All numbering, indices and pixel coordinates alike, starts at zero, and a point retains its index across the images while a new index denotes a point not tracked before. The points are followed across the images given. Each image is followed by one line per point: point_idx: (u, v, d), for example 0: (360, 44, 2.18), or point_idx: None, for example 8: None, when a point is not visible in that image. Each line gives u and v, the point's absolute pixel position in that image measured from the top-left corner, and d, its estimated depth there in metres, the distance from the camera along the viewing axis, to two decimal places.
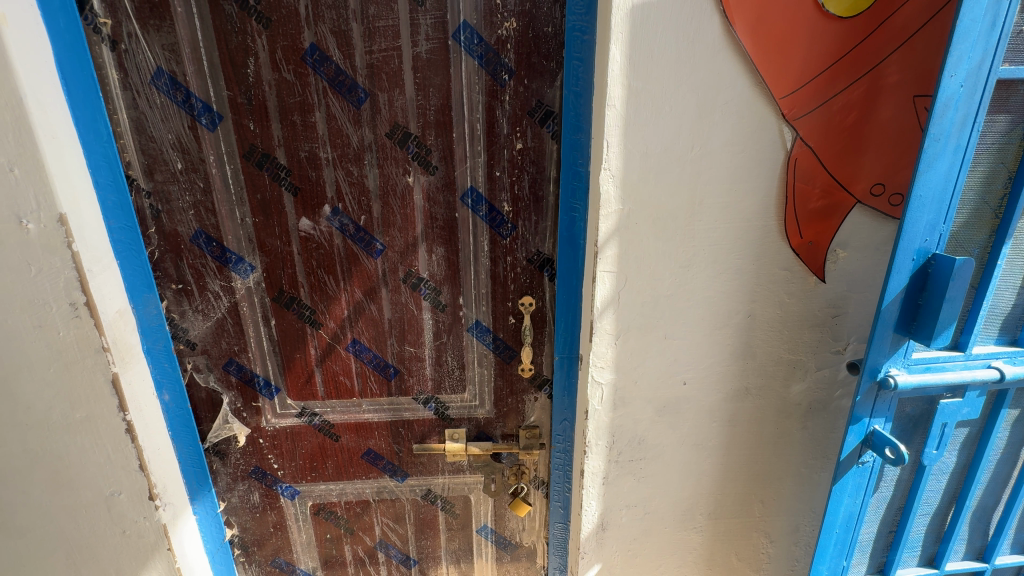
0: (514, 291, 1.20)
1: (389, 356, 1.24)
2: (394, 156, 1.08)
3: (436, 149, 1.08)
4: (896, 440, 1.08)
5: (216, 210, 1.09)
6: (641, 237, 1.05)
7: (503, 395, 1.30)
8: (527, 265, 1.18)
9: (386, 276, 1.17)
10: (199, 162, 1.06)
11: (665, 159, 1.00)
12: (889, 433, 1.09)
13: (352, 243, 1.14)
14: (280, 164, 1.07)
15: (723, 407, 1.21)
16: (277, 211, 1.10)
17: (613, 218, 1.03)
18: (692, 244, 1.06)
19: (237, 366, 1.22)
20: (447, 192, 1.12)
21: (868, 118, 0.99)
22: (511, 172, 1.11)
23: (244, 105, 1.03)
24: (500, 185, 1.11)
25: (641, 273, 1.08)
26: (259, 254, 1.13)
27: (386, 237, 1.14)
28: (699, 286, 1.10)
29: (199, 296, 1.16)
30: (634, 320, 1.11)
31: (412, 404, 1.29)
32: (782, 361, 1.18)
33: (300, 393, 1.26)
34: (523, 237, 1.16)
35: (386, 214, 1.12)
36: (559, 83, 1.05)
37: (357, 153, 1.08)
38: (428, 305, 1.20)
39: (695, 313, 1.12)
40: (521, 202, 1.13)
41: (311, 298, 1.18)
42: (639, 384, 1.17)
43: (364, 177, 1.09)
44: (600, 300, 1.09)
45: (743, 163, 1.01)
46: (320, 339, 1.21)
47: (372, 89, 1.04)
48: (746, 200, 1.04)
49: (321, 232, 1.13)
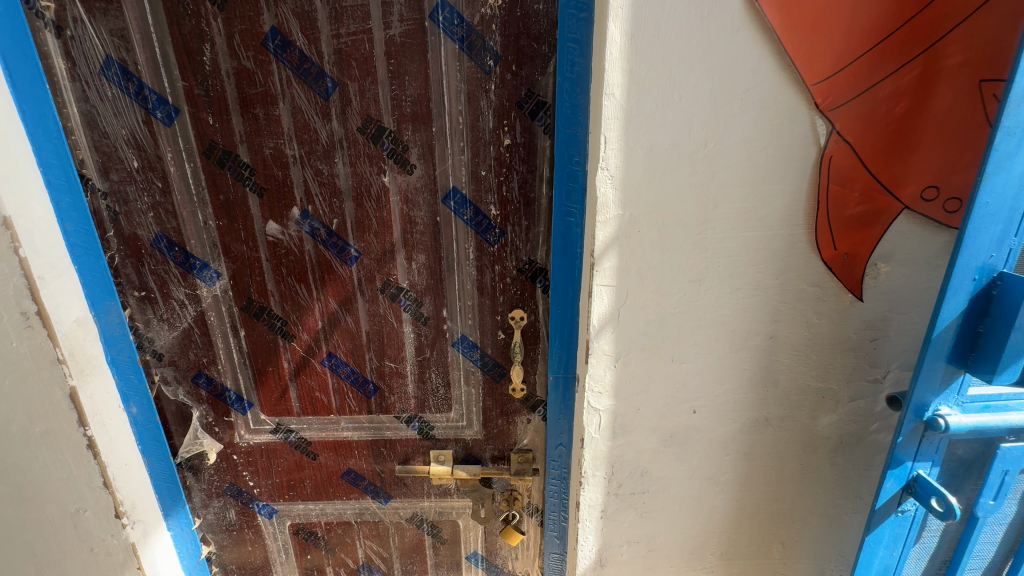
0: (504, 304, 1.08)
1: (368, 372, 1.14)
2: (367, 152, 0.97)
3: (414, 144, 0.97)
4: (944, 488, 0.92)
5: (177, 212, 1.01)
6: (644, 247, 0.91)
7: (493, 415, 1.18)
8: (518, 275, 1.05)
9: (361, 285, 1.06)
10: (156, 160, 0.97)
11: (673, 157, 0.86)
12: (936, 479, 0.93)
13: (324, 249, 1.03)
14: (244, 162, 0.97)
15: (738, 438, 1.06)
16: (242, 213, 1.01)
17: (611, 224, 0.89)
18: (705, 256, 0.92)
19: (207, 379, 1.14)
20: (427, 193, 1.00)
21: (921, 108, 0.82)
22: (498, 170, 0.98)
23: (201, 97, 0.93)
24: (486, 186, 0.99)
25: (644, 287, 0.94)
26: (225, 260, 1.04)
27: (361, 243, 1.03)
28: (712, 303, 0.95)
29: (163, 304, 1.08)
30: (636, 340, 0.98)
31: (394, 423, 1.19)
32: (808, 390, 1.03)
33: (275, 408, 1.17)
34: (513, 244, 1.03)
35: (360, 218, 1.01)
36: (552, 69, 0.92)
37: (326, 150, 0.97)
38: (409, 318, 1.09)
39: (707, 334, 0.98)
40: (510, 204, 1.00)
41: (282, 308, 1.08)
42: (642, 411, 1.04)
43: (335, 177, 0.98)
44: (597, 317, 0.96)
45: (765, 163, 0.86)
46: (293, 352, 1.12)
47: (341, 78, 0.92)
48: (769, 206, 0.89)
49: (290, 237, 1.02)
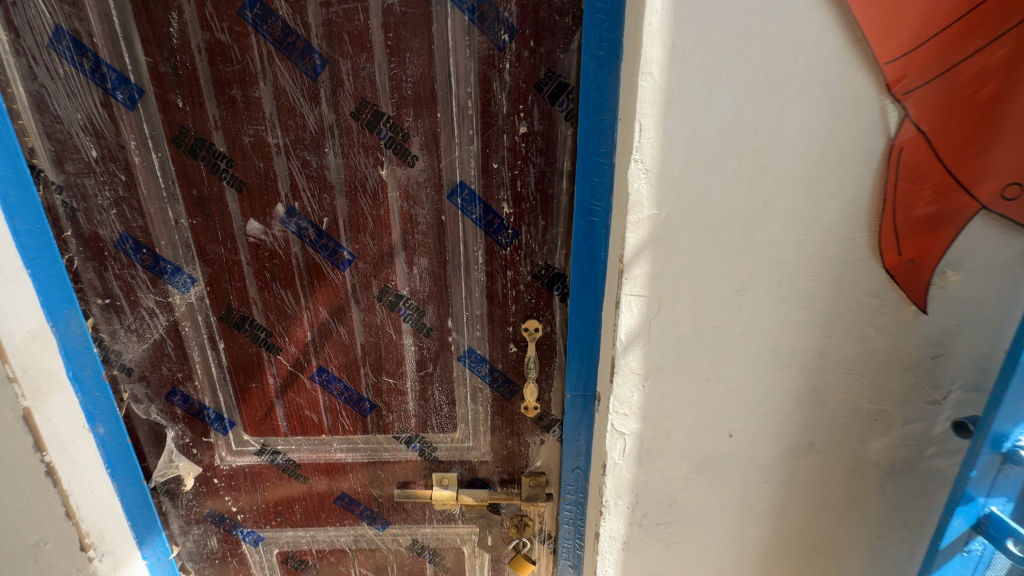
0: (516, 314, 0.96)
1: (363, 389, 1.02)
2: (362, 142, 0.84)
3: (415, 133, 0.84)
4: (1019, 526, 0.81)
5: (144, 209, 0.88)
6: (682, 252, 0.79)
7: (502, 436, 1.07)
8: (533, 282, 0.93)
9: (356, 293, 0.94)
10: (118, 149, 0.84)
11: (719, 147, 0.73)
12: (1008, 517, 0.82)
13: (314, 251, 0.91)
14: (219, 152, 0.84)
15: (777, 465, 0.95)
16: (219, 211, 0.88)
17: (645, 225, 0.77)
18: (750, 262, 0.80)
19: (182, 397, 1.02)
20: (430, 189, 0.87)
21: (1011, 91, 0.70)
22: (513, 163, 0.85)
23: (168, 76, 0.80)
24: (498, 181, 0.86)
25: (680, 297, 0.82)
26: (200, 264, 0.91)
27: (355, 245, 0.91)
28: (756, 315, 0.84)
29: (131, 314, 0.96)
30: (668, 356, 0.86)
31: (393, 444, 1.07)
32: (859, 412, 0.91)
33: (259, 427, 1.05)
34: (528, 246, 0.91)
35: (353, 216, 0.89)
36: (576, 45, 0.79)
37: (314, 138, 0.84)
38: (410, 329, 0.97)
39: (749, 350, 0.86)
40: (525, 202, 0.88)
41: (266, 317, 0.96)
42: (672, 434, 0.92)
43: (325, 169, 0.86)
44: (625, 331, 0.84)
45: (825, 155, 0.74)
46: (279, 367, 1.00)
47: (332, 54, 0.80)
48: (827, 205, 0.77)
49: (274, 238, 0.90)
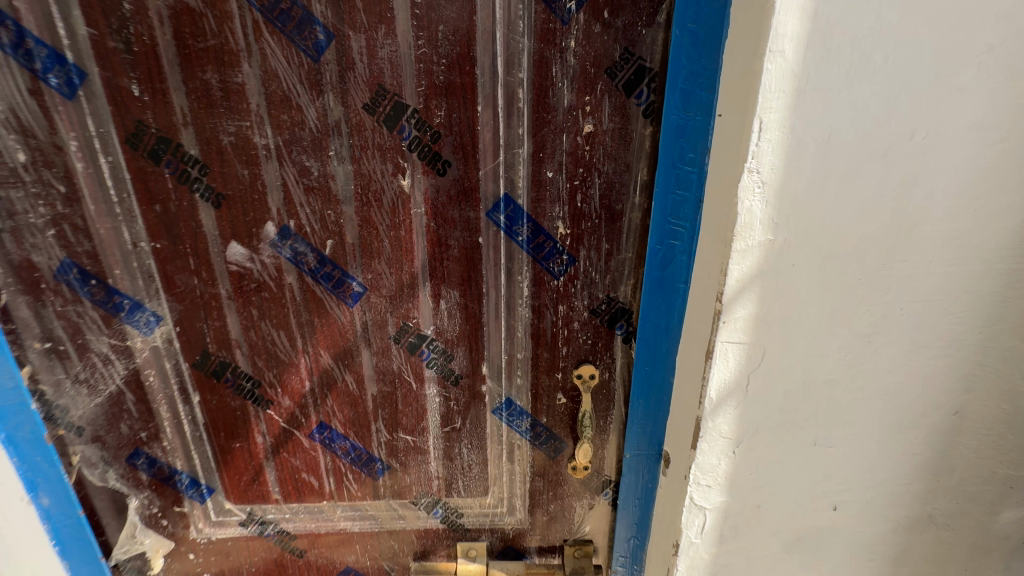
0: (567, 357, 0.77)
1: (375, 448, 0.83)
2: (378, 143, 0.65)
3: (448, 132, 0.65)
4: None
5: (91, 229, 0.67)
6: (798, 288, 0.61)
7: (543, 500, 0.88)
8: (590, 319, 0.75)
9: (367, 333, 0.75)
10: (54, 151, 0.64)
11: (860, 153, 0.55)
12: None
13: (314, 282, 0.71)
14: (190, 155, 0.64)
15: (887, 541, 0.77)
16: (191, 232, 0.68)
17: (754, 255, 0.59)
18: (882, 300, 0.62)
19: (148, 460, 0.82)
20: (464, 203, 0.68)
21: None
22: (572, 171, 0.66)
23: (119, 53, 0.60)
24: (553, 194, 0.67)
25: (790, 344, 0.64)
26: (167, 298, 0.71)
27: (367, 275, 0.71)
28: (883, 366, 0.66)
29: (80, 361, 0.75)
30: (768, 416, 0.68)
31: (410, 511, 0.88)
32: (997, 481, 0.73)
33: (244, 494, 0.85)
34: (587, 276, 0.72)
35: (365, 239, 0.69)
36: (662, 18, 0.60)
37: (315, 138, 0.64)
38: (434, 376, 0.78)
39: (869, 408, 0.68)
40: (586, 220, 0.69)
41: (252, 364, 0.76)
42: (764, 509, 0.74)
43: (329, 178, 0.66)
44: (716, 387, 0.66)
45: (995, 165, 0.56)
46: (269, 424, 0.80)
47: (339, 27, 0.60)
48: (990, 229, 0.59)
49: (263, 266, 0.70)
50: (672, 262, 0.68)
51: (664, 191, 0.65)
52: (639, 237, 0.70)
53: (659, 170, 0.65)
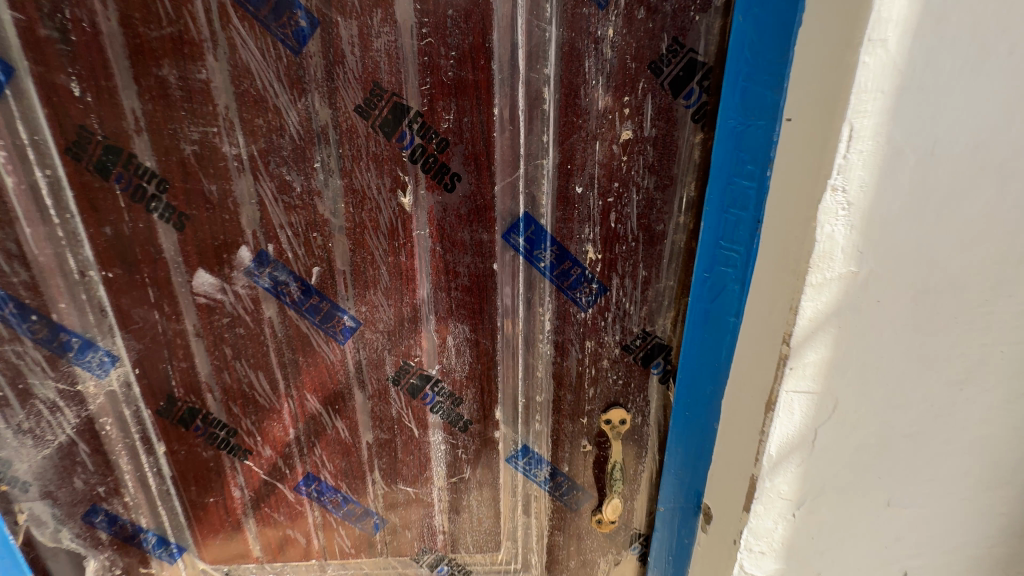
0: (594, 400, 0.66)
1: (371, 501, 0.72)
2: (372, 153, 0.54)
3: (456, 139, 0.54)
4: None
5: (27, 256, 0.56)
6: (882, 330, 0.50)
7: (562, 556, 0.77)
8: (621, 356, 0.64)
9: (361, 373, 0.64)
10: None
11: (966, 167, 0.45)
12: None
13: (299, 316, 0.60)
14: (145, 167, 0.53)
15: None
16: (150, 259, 0.57)
17: (831, 290, 0.48)
18: (979, 342, 0.51)
19: (108, 516, 0.70)
20: (476, 224, 0.57)
21: None
22: (605, 185, 0.56)
23: (54, 44, 0.49)
24: (581, 213, 0.57)
25: (868, 395, 0.53)
26: (125, 336, 0.60)
27: (360, 307, 0.60)
28: (971, 418, 0.55)
29: (23, 409, 0.62)
30: (835, 477, 0.57)
31: (410, 569, 0.77)
32: None
33: (219, 553, 0.74)
34: (620, 307, 0.61)
35: (358, 265, 0.59)
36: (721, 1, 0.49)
37: (298, 147, 0.53)
38: (439, 422, 0.67)
39: (952, 465, 0.57)
40: (621, 243, 0.58)
41: (227, 410, 0.65)
42: None
43: (315, 195, 0.55)
44: (777, 442, 0.55)
45: None
46: (249, 475, 0.69)
47: (325, 12, 0.49)
48: None
49: (237, 299, 0.59)
50: (722, 293, 0.57)
51: (716, 211, 0.55)
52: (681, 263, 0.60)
53: (711, 185, 0.54)
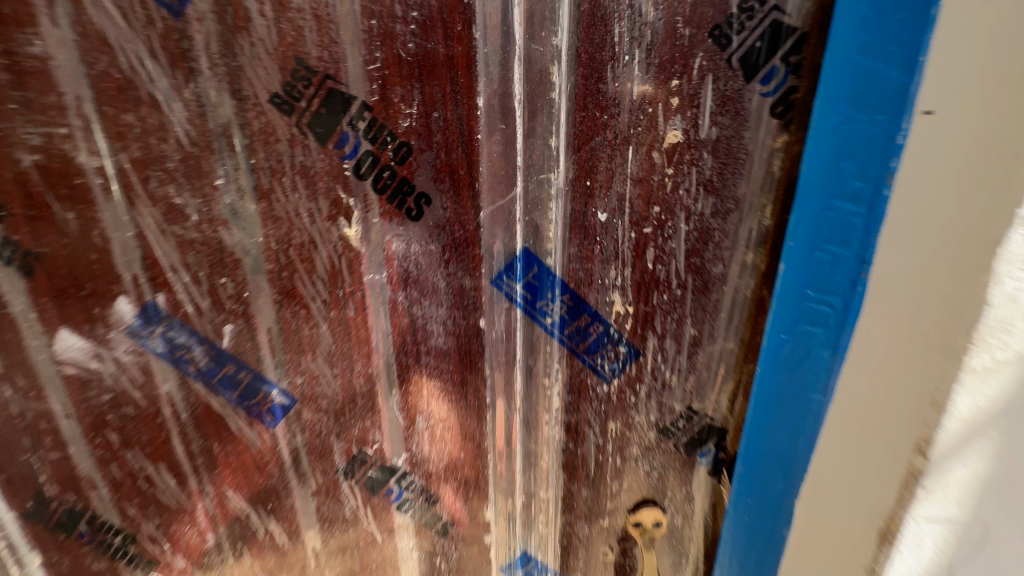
0: (618, 496, 0.49)
1: None
2: (299, 165, 0.37)
3: (422, 144, 0.36)
4: None
5: None
6: None
7: None
8: (656, 442, 0.46)
9: (301, 466, 0.46)
10: None
11: None
12: None
13: (210, 390, 0.43)
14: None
15: None
16: None
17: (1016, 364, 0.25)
18: None
19: None
20: (453, 263, 0.40)
21: None
22: (640, 210, 0.38)
23: None
24: (604, 250, 0.39)
25: None
26: None
27: (295, 379, 0.43)
28: None
29: None
30: None
31: None
32: None
33: None
34: (658, 377, 0.44)
35: (289, 323, 0.41)
36: None
37: (190, 155, 0.36)
38: (410, 526, 0.50)
39: None
40: (662, 291, 0.41)
41: (124, 511, 0.42)
42: None
43: (219, 226, 0.38)
44: None
45: None
46: None
47: None
48: None
49: (117, 369, 0.39)
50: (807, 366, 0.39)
51: (803, 245, 0.37)
52: (749, 320, 0.41)
53: (796, 208, 0.36)
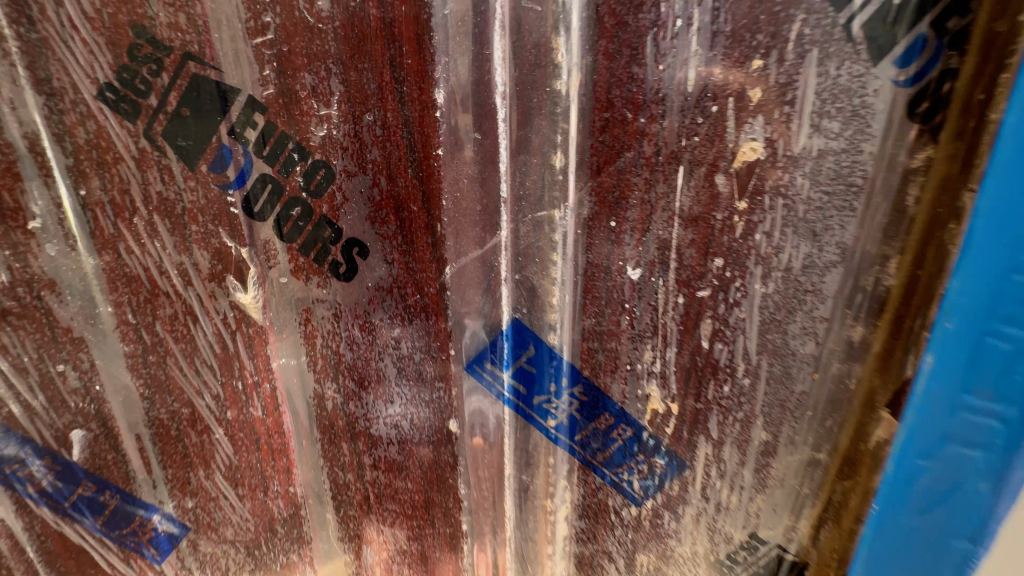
0: None
1: None
2: (158, 197, 0.23)
3: (350, 165, 0.23)
4: None
5: None
6: None
7: None
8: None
9: None
10: None
11: None
12: None
13: (75, 522, 0.29)
14: None
15: None
16: None
17: None
18: None
19: None
20: (405, 337, 0.26)
21: None
22: (693, 263, 0.25)
23: None
24: (635, 321, 0.26)
25: None
26: None
27: (185, 503, 0.29)
28: None
29: None
30: None
31: None
32: None
33: None
34: (711, 497, 0.30)
35: (167, 427, 0.28)
36: None
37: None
38: None
39: None
40: (723, 381, 0.27)
41: None
42: None
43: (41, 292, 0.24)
44: None
45: None
46: None
47: None
48: None
49: None
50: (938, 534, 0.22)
51: (970, 329, 0.19)
52: (856, 427, 0.27)
53: (965, 261, 0.19)
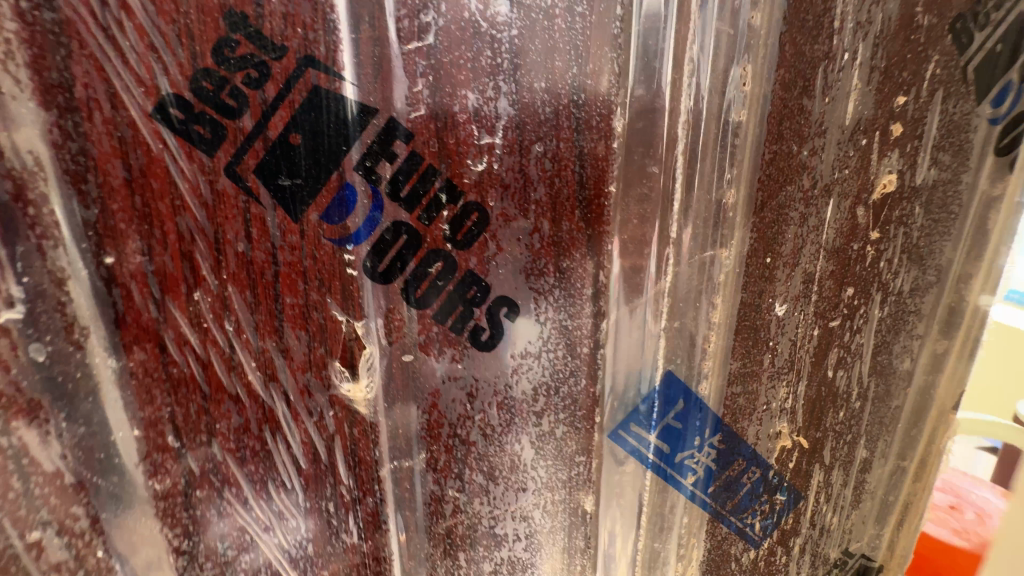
0: None
1: None
2: (238, 261, 0.16)
3: (510, 208, 0.18)
4: None
5: None
6: None
7: None
8: None
9: None
10: None
11: None
12: None
13: None
14: None
15: None
16: None
17: None
18: None
19: None
20: (550, 411, 0.22)
21: None
22: (830, 294, 0.25)
23: None
24: (775, 358, 0.25)
25: None
26: None
27: None
28: None
29: None
30: None
31: None
32: None
33: None
34: (817, 521, 0.30)
35: None
36: None
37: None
38: None
39: None
40: (840, 405, 0.27)
41: None
42: None
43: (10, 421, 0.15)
44: None
45: None
46: None
47: None
48: None
49: None
50: None
51: None
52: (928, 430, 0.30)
53: None
